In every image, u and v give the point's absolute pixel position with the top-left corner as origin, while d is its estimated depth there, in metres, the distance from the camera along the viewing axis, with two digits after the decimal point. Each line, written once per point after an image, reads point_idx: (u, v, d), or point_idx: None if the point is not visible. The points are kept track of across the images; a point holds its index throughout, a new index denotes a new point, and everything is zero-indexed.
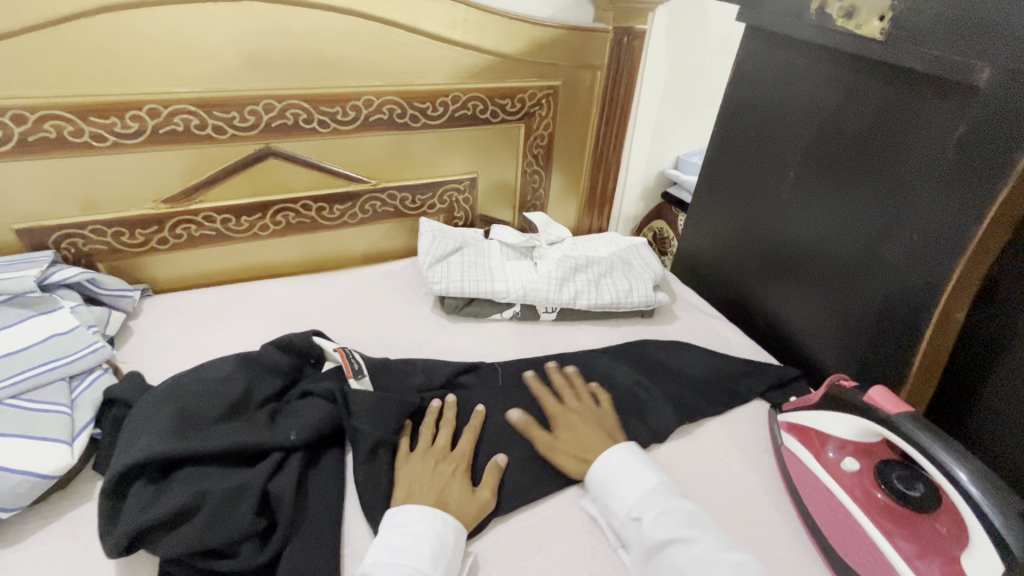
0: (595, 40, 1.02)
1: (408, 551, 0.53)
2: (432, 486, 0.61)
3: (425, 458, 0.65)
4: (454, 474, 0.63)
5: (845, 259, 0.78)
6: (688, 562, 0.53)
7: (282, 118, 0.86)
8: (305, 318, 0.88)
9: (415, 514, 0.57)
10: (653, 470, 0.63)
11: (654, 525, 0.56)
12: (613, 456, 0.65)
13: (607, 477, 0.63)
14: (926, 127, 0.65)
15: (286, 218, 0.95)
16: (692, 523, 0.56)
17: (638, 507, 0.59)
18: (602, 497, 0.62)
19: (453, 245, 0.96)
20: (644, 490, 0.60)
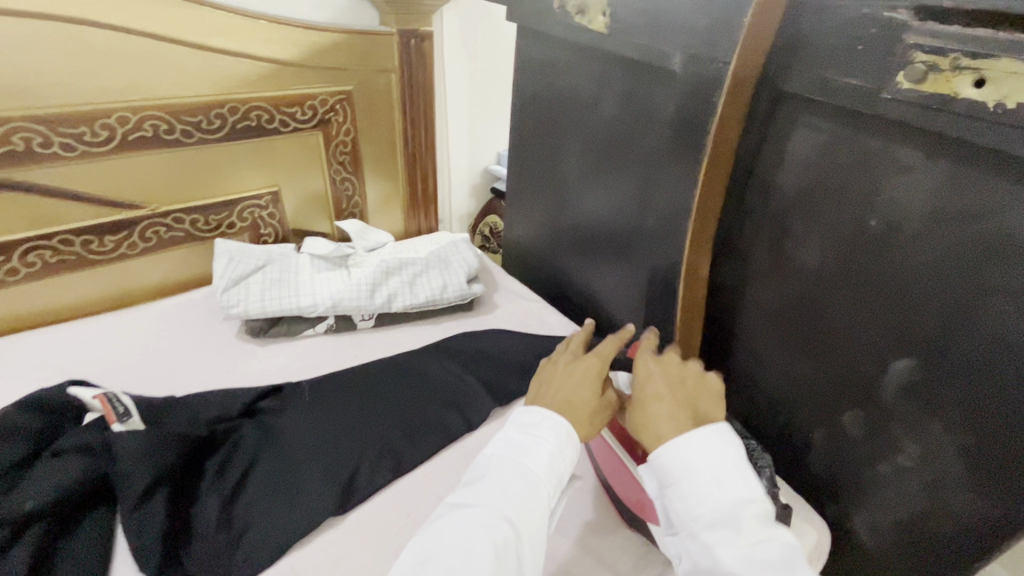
0: (382, 43, 1.02)
1: (526, 455, 0.52)
2: (560, 389, 0.57)
3: (557, 366, 0.60)
4: (578, 378, 0.57)
5: (624, 233, 0.87)
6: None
7: (8, 144, 0.75)
8: (75, 368, 0.78)
9: (539, 417, 0.54)
10: (744, 475, 0.47)
11: (727, 560, 0.44)
12: (696, 444, 0.49)
13: (680, 474, 0.48)
14: (653, 109, 0.74)
15: (42, 257, 0.83)
16: (783, 567, 0.43)
17: (714, 524, 0.45)
18: (668, 494, 0.49)
19: (254, 264, 0.91)
20: (728, 503, 0.46)
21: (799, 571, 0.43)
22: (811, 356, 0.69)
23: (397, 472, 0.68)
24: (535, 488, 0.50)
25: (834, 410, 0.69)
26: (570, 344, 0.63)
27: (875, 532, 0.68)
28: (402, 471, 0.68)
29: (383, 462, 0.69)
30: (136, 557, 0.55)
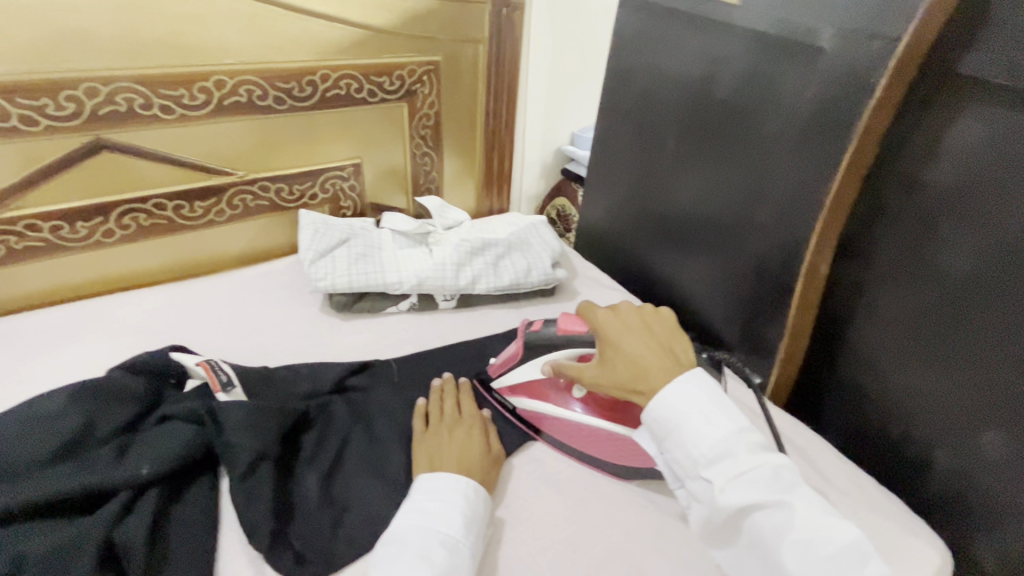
0: (473, 11, 0.97)
1: (441, 518, 0.54)
2: (453, 451, 0.61)
3: (437, 430, 0.64)
4: (466, 438, 0.63)
5: (724, 224, 0.81)
6: (771, 532, 0.48)
7: (111, 104, 0.74)
8: (168, 333, 0.78)
9: (446, 481, 0.57)
10: (729, 414, 0.52)
11: (728, 491, 0.49)
12: (682, 393, 0.54)
13: (674, 426, 0.53)
14: (782, 91, 0.68)
15: (136, 220, 0.83)
16: (775, 484, 0.49)
17: (713, 461, 0.50)
18: (668, 445, 0.54)
19: (338, 237, 0.89)
20: (721, 441, 0.51)
21: (790, 483, 0.49)
22: (946, 368, 0.63)
23: None
24: (454, 551, 0.52)
25: (968, 428, 0.62)
26: (444, 403, 0.68)
27: (1005, 562, 0.62)
28: None
29: None
30: (243, 531, 0.54)
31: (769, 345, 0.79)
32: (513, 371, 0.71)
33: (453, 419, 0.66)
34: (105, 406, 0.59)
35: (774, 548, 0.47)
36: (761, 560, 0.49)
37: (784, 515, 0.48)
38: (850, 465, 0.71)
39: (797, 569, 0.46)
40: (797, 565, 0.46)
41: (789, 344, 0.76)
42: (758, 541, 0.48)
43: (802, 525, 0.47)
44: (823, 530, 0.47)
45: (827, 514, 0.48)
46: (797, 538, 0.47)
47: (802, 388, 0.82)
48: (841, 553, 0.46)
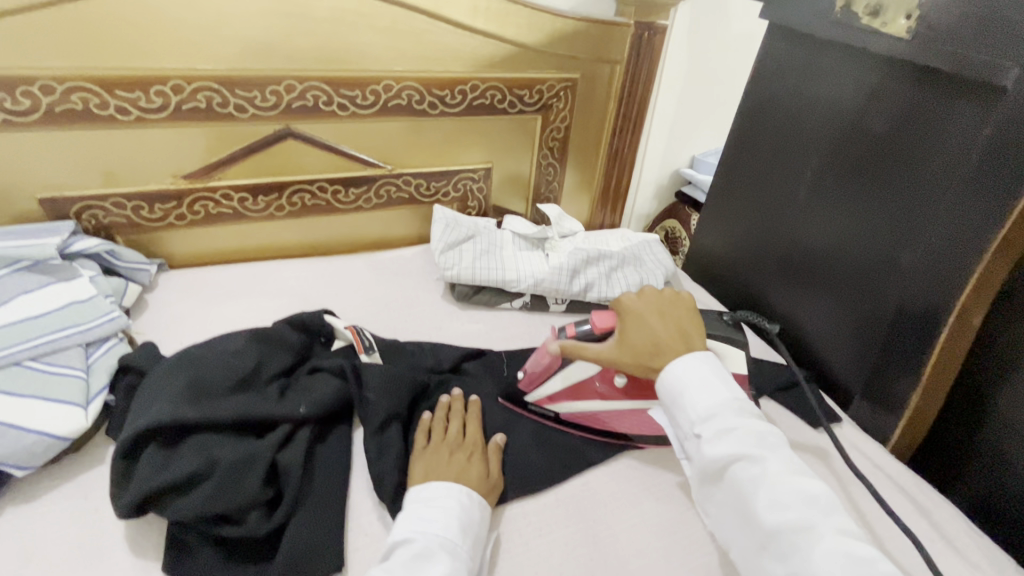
0: (616, 34, 1.02)
1: (438, 522, 0.54)
2: (448, 470, 0.60)
3: (438, 446, 0.63)
4: (466, 462, 0.62)
5: (861, 263, 0.77)
6: (748, 484, 0.49)
7: (302, 99, 0.87)
8: (316, 299, 0.89)
9: (439, 489, 0.57)
10: (727, 384, 0.55)
11: (714, 445, 0.52)
12: (691, 363, 0.57)
13: (677, 389, 0.56)
14: (950, 130, 0.65)
15: (302, 199, 0.96)
16: (757, 442, 0.51)
17: (706, 420, 0.53)
18: (672, 407, 0.57)
19: (466, 233, 0.96)
20: (716, 403, 0.54)
21: (773, 445, 0.51)
22: None
23: (593, 460, 0.68)
24: (453, 556, 0.52)
25: None
26: (448, 424, 0.67)
27: None
28: (598, 461, 0.68)
29: (579, 446, 0.69)
30: (372, 478, 0.61)
31: (897, 395, 0.74)
32: (550, 380, 0.71)
33: (457, 439, 0.64)
34: (271, 352, 0.70)
35: (750, 501, 0.48)
36: (738, 516, 0.50)
37: (760, 469, 0.49)
38: (985, 538, 0.64)
39: (767, 519, 0.47)
40: (770, 515, 0.47)
41: (923, 396, 0.73)
42: (735, 495, 0.50)
43: (775, 478, 0.48)
44: (799, 484, 0.48)
45: (801, 473, 0.49)
46: (771, 489, 0.48)
47: (941, 448, 0.76)
48: (811, 509, 0.46)
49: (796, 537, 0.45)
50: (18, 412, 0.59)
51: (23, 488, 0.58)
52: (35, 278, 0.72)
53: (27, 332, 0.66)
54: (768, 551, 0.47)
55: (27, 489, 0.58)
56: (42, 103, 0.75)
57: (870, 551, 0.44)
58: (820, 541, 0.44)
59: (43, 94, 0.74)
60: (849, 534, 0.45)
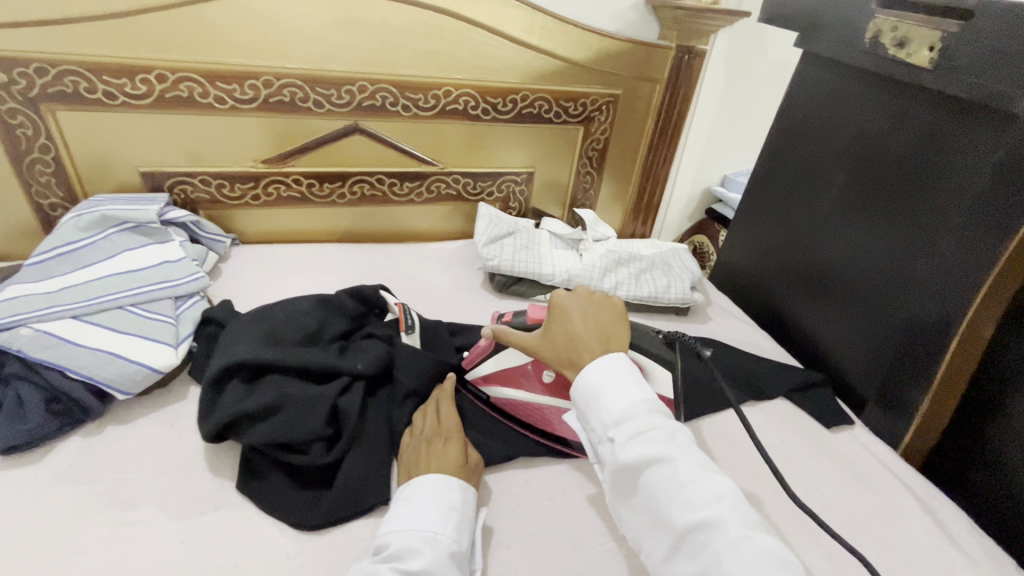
0: (658, 55, 1.10)
1: (414, 517, 0.55)
2: (427, 463, 0.61)
3: (416, 443, 0.64)
4: (442, 452, 0.62)
5: (879, 275, 0.82)
6: (659, 488, 0.49)
7: (372, 99, 0.97)
8: (369, 278, 0.98)
9: (417, 486, 0.59)
10: (639, 385, 0.56)
11: (627, 447, 0.51)
12: (606, 364, 0.58)
13: (591, 393, 0.56)
14: (966, 152, 0.71)
15: (362, 189, 1.06)
16: (669, 443, 0.51)
17: (618, 423, 0.53)
18: (586, 412, 0.57)
19: (508, 229, 1.04)
20: (629, 405, 0.54)
21: (683, 444, 0.51)
22: None
23: None
24: (429, 543, 0.53)
25: None
26: (421, 420, 0.68)
27: None
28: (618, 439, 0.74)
29: None
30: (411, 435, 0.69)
31: (908, 402, 0.78)
32: (484, 361, 0.75)
33: (433, 430, 0.66)
34: (332, 316, 0.78)
35: (663, 505, 0.48)
36: (650, 518, 0.49)
37: (670, 469, 0.49)
38: (986, 538, 0.67)
39: (677, 522, 0.47)
40: (681, 516, 0.47)
41: (932, 404, 0.77)
42: (648, 500, 0.49)
43: (685, 478, 0.48)
44: (703, 483, 0.48)
45: (709, 470, 0.50)
46: (682, 490, 0.48)
47: (952, 457, 0.79)
48: (719, 502, 0.47)
49: (703, 537, 0.45)
50: (121, 345, 0.69)
51: (120, 411, 0.68)
52: (136, 238, 0.83)
53: (127, 282, 0.76)
54: (679, 554, 0.47)
55: (123, 413, 0.68)
56: (156, 89, 0.87)
57: (773, 543, 0.44)
58: (728, 536, 0.44)
59: (158, 82, 0.86)
60: (755, 527, 0.46)
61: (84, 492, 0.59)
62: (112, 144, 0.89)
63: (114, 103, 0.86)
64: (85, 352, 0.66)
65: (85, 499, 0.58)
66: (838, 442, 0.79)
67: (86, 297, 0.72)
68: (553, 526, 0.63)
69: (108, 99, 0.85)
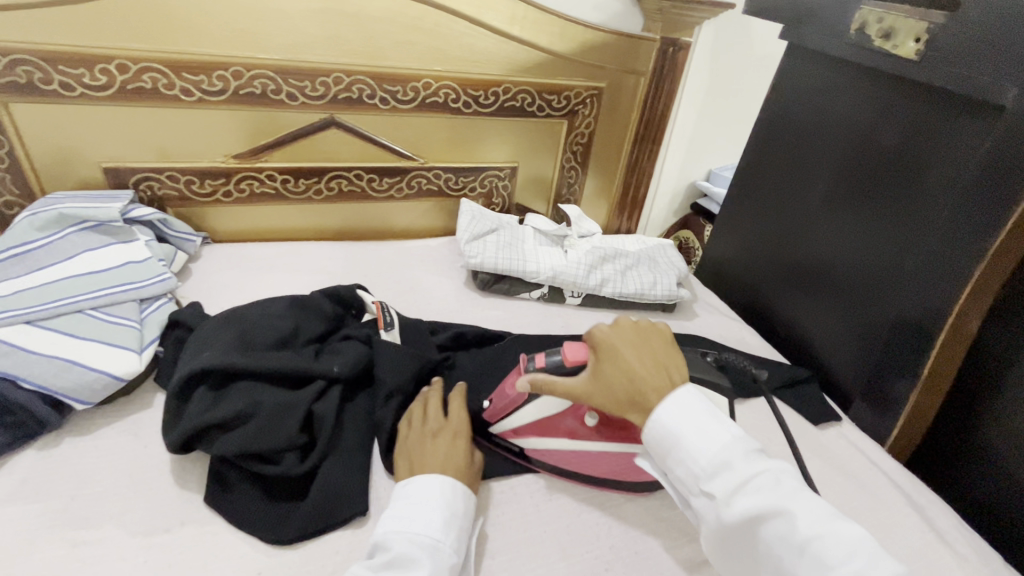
0: (643, 47, 1.08)
1: (418, 523, 0.53)
2: (435, 460, 0.59)
3: (421, 435, 0.62)
4: (451, 446, 0.61)
5: (867, 270, 0.81)
6: (778, 545, 0.46)
7: (348, 91, 0.93)
8: (347, 277, 0.95)
9: (421, 487, 0.56)
10: (723, 423, 0.52)
11: (731, 502, 0.48)
12: (679, 404, 0.54)
13: (670, 439, 0.53)
14: (952, 144, 0.70)
15: (339, 185, 1.02)
16: (777, 490, 0.47)
17: (711, 475, 0.50)
18: (669, 461, 0.53)
19: (491, 225, 1.01)
20: (721, 453, 0.50)
21: (793, 488, 0.48)
22: None
23: None
24: (432, 553, 0.51)
25: None
26: (425, 409, 0.65)
27: None
28: None
29: None
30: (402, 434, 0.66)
31: (895, 398, 0.78)
32: (517, 413, 0.65)
33: (438, 423, 0.64)
34: (308, 318, 0.75)
35: (785, 563, 0.45)
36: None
37: (785, 522, 0.46)
38: (972, 534, 0.67)
39: None
40: None
41: (919, 400, 0.76)
42: (767, 557, 0.47)
43: (806, 533, 0.45)
44: (825, 533, 0.45)
45: (832, 517, 0.46)
46: (806, 548, 0.44)
47: (936, 452, 0.80)
48: (853, 556, 0.43)
49: None
50: (81, 353, 0.65)
51: (79, 422, 0.64)
52: (97, 237, 0.79)
53: (88, 284, 0.72)
54: None
55: (82, 424, 0.64)
56: (117, 80, 0.82)
57: None
58: None
59: (118, 72, 0.82)
60: None
61: (38, 509, 0.55)
62: (70, 137, 0.84)
63: (71, 94, 0.81)
64: (41, 360, 0.62)
65: (40, 517, 0.54)
66: (825, 438, 0.79)
67: (42, 300, 0.68)
68: (535, 535, 0.61)
69: (65, 90, 0.81)
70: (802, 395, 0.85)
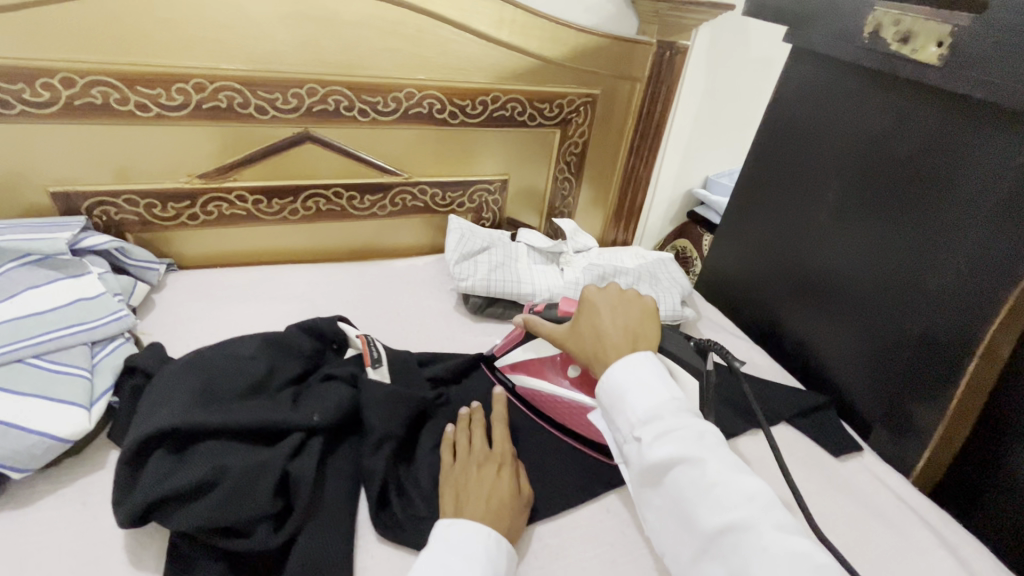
0: (638, 52, 1.02)
1: (461, 574, 0.47)
2: (480, 492, 0.55)
3: (466, 464, 0.59)
4: (495, 479, 0.57)
5: (884, 288, 0.76)
6: (687, 488, 0.45)
7: (324, 103, 0.86)
8: (327, 305, 0.87)
9: (466, 529, 0.51)
10: (666, 381, 0.51)
11: (654, 448, 0.47)
12: (630, 360, 0.52)
13: (613, 387, 0.51)
14: (978, 156, 0.65)
15: (317, 204, 0.95)
16: (699, 442, 0.46)
17: (644, 421, 0.48)
18: (610, 411, 0.52)
19: (482, 244, 0.95)
20: (656, 404, 0.49)
21: (714, 444, 0.47)
22: None
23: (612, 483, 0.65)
24: None
25: None
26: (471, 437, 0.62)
27: None
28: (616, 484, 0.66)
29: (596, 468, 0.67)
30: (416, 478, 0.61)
31: (920, 426, 0.73)
32: (515, 349, 0.73)
33: (485, 452, 0.60)
34: (283, 358, 0.67)
35: (689, 505, 0.44)
36: (678, 521, 0.46)
37: (700, 470, 0.45)
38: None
39: (707, 526, 0.43)
40: (712, 519, 0.43)
41: (946, 429, 0.71)
42: (675, 501, 0.46)
43: (715, 480, 0.44)
44: (733, 483, 0.44)
45: (742, 471, 0.45)
46: (710, 492, 0.44)
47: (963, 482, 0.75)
48: (749, 503, 0.43)
49: (734, 540, 0.42)
50: (19, 411, 0.57)
51: (19, 491, 0.56)
52: (43, 273, 0.71)
53: (30, 328, 0.64)
54: (707, 557, 0.43)
55: (22, 494, 0.56)
56: (62, 96, 0.74)
57: (807, 546, 0.41)
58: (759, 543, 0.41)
59: (63, 87, 0.73)
60: (788, 529, 0.42)
61: None
62: (12, 159, 0.76)
63: (10, 113, 0.73)
64: None
65: None
66: (846, 471, 0.73)
67: None
68: None
69: (3, 108, 0.72)
70: (819, 423, 0.79)
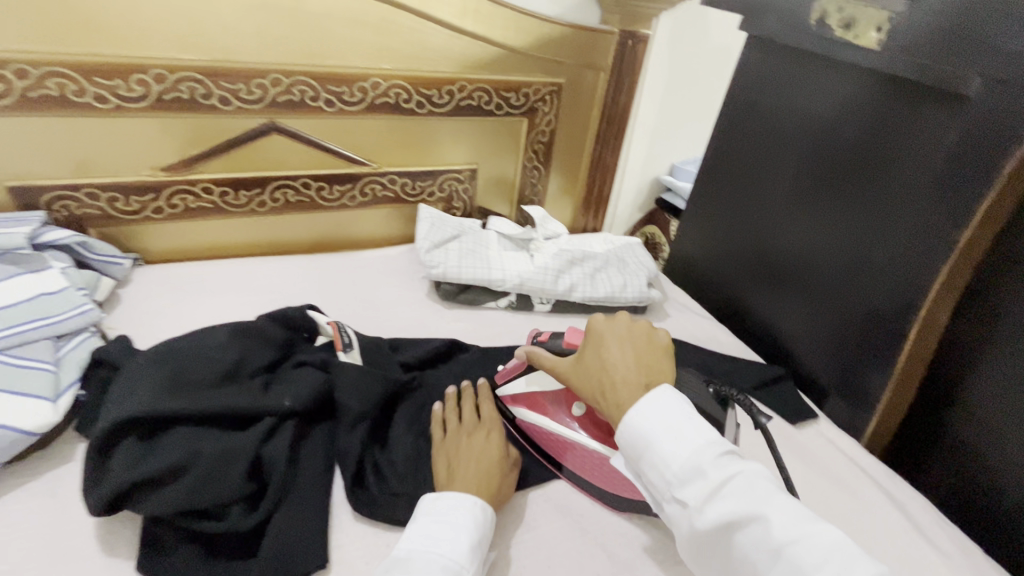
0: (601, 41, 1.04)
1: (447, 541, 0.49)
2: (471, 457, 0.58)
3: (456, 434, 0.61)
4: (485, 445, 0.60)
5: (836, 265, 0.80)
6: (754, 554, 0.41)
7: (289, 93, 0.86)
8: (298, 296, 0.87)
9: (453, 499, 0.53)
10: (698, 427, 0.47)
11: (706, 511, 0.43)
12: (652, 404, 0.49)
13: (642, 442, 0.48)
14: (916, 136, 0.69)
15: (285, 195, 0.94)
16: (753, 497, 0.42)
17: (683, 481, 0.45)
18: (639, 465, 0.48)
19: (452, 232, 0.96)
20: (691, 458, 0.45)
21: (769, 491, 0.43)
22: None
23: None
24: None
25: None
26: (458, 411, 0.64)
27: None
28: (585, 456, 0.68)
29: None
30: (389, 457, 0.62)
31: (870, 393, 0.77)
32: (514, 380, 0.67)
33: (474, 423, 0.63)
34: (253, 347, 0.68)
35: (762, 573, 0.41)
36: None
37: (761, 529, 0.41)
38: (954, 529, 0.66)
39: None
40: None
41: (893, 394, 0.76)
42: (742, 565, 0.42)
43: (783, 540, 0.40)
44: (806, 539, 0.40)
45: (810, 520, 0.41)
46: (783, 556, 0.40)
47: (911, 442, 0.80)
48: (831, 562, 0.39)
49: None
50: None
51: None
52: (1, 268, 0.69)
53: None
54: None
55: None
56: (16, 87, 0.72)
57: None
58: None
59: (16, 78, 0.72)
60: None
61: None
62: None
63: None
64: None
65: None
66: (803, 437, 0.77)
67: None
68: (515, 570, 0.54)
69: None
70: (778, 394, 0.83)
